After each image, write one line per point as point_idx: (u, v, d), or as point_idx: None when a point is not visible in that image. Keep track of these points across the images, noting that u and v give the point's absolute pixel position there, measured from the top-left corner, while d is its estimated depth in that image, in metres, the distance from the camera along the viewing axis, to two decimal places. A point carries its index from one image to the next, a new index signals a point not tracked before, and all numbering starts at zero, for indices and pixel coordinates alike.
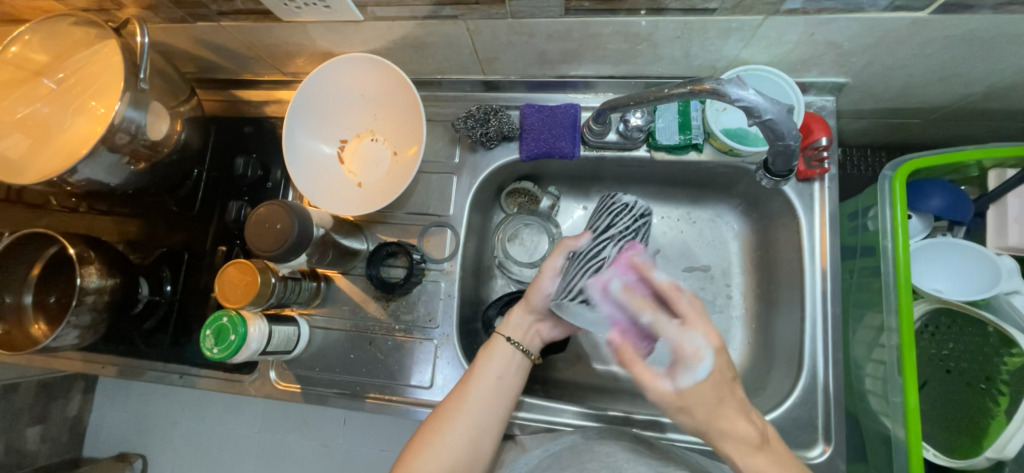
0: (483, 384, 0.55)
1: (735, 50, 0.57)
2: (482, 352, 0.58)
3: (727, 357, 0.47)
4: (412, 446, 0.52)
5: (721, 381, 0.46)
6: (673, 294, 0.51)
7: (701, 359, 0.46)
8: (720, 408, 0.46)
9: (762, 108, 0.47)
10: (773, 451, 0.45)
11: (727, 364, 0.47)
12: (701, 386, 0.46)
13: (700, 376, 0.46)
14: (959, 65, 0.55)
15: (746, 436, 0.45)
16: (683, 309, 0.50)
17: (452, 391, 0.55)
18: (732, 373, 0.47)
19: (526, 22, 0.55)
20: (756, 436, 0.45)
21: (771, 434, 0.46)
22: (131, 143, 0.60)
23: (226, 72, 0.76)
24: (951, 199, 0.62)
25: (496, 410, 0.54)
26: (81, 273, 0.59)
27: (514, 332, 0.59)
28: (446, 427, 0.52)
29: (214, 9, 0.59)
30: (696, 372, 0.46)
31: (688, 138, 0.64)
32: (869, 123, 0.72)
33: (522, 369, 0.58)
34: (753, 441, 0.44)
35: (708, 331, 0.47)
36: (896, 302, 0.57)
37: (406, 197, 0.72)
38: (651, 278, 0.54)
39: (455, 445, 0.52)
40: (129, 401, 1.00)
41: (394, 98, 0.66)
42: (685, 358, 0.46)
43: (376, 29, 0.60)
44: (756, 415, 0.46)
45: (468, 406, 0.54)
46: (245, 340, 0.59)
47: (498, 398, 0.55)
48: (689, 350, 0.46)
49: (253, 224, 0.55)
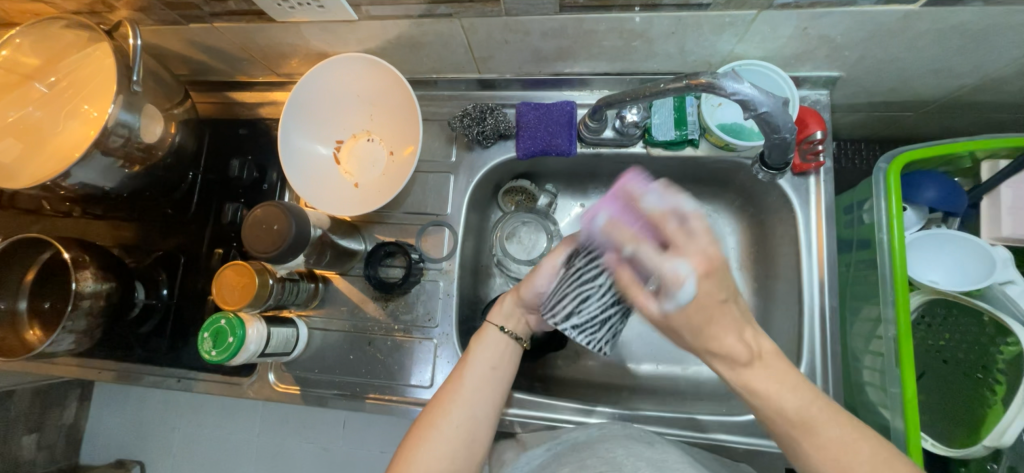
0: (477, 374, 0.55)
1: (729, 45, 0.57)
2: (474, 342, 0.57)
3: (716, 281, 0.41)
4: (409, 441, 0.52)
5: (710, 302, 0.42)
6: (664, 223, 0.43)
7: (683, 284, 0.41)
8: (709, 329, 0.43)
9: (757, 102, 0.47)
10: (764, 366, 0.44)
11: (714, 288, 0.42)
12: (687, 308, 0.42)
13: (686, 300, 0.41)
14: (951, 58, 0.56)
15: (735, 355, 0.44)
16: (671, 235, 0.43)
17: (447, 383, 0.55)
18: (723, 295, 0.43)
19: (520, 19, 0.55)
20: (745, 353, 0.43)
21: (764, 348, 0.45)
22: (125, 146, 0.60)
23: (220, 74, 0.75)
24: (946, 190, 0.62)
25: (491, 399, 0.54)
26: (76, 277, 0.59)
27: (506, 320, 0.58)
28: (441, 420, 0.52)
29: (207, 10, 0.59)
30: (679, 299, 0.41)
31: (683, 133, 0.64)
32: (862, 116, 0.72)
33: (513, 356, 0.58)
34: (742, 361, 0.44)
35: (694, 257, 0.41)
36: (892, 293, 0.57)
37: (403, 196, 0.72)
38: (642, 205, 0.45)
39: (452, 436, 0.51)
40: (126, 407, 1.00)
41: (390, 98, 0.66)
42: (668, 284, 0.42)
43: (370, 28, 0.60)
44: (751, 330, 0.45)
45: (463, 396, 0.53)
46: (244, 342, 0.58)
47: (491, 388, 0.55)
48: (670, 277, 0.41)
49: (250, 224, 0.55)
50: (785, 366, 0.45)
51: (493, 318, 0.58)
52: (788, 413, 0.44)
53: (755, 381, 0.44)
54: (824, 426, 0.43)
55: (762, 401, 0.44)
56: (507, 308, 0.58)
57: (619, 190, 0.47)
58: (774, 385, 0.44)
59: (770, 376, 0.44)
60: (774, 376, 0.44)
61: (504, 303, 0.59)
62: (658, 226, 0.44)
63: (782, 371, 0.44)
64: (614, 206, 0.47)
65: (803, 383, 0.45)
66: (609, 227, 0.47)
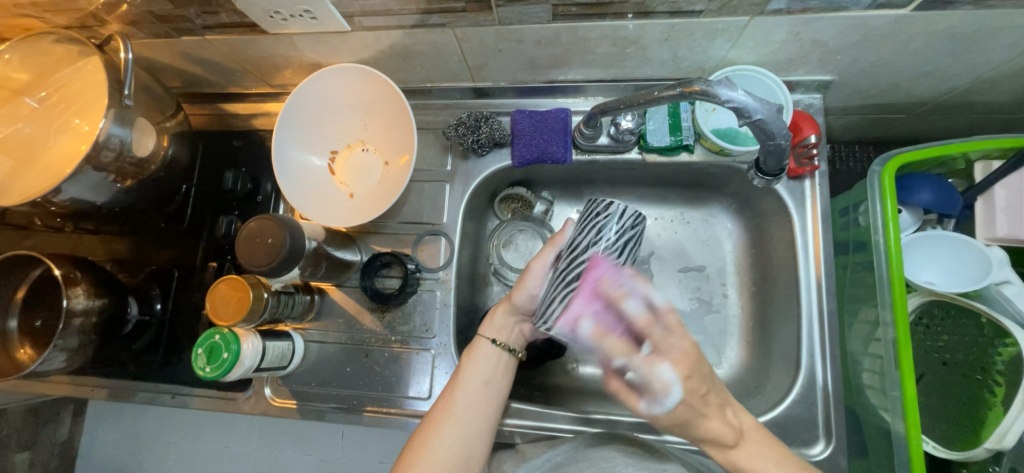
0: (469, 390, 0.54)
1: (722, 51, 0.57)
2: (466, 356, 0.57)
3: (697, 381, 0.47)
4: (403, 462, 0.51)
5: (697, 399, 0.47)
6: (649, 329, 0.48)
7: (670, 392, 0.47)
8: (691, 422, 0.48)
9: (751, 109, 0.47)
10: (749, 444, 0.48)
11: (698, 385, 0.48)
12: (674, 410, 0.47)
13: (672, 406, 0.47)
14: (942, 60, 0.56)
15: (721, 437, 0.48)
16: (658, 339, 0.48)
17: (439, 400, 0.54)
18: (704, 390, 0.48)
19: (513, 28, 0.55)
20: (732, 435, 0.48)
21: (748, 427, 0.49)
22: (117, 160, 0.59)
23: (212, 86, 0.75)
24: (940, 192, 0.62)
25: (484, 415, 0.54)
26: (67, 294, 0.58)
27: (496, 333, 0.58)
28: (434, 438, 0.51)
29: (199, 22, 0.58)
30: (666, 404, 0.47)
31: (678, 139, 0.64)
32: (855, 119, 0.73)
33: (508, 370, 0.58)
34: (729, 442, 0.48)
35: (676, 363, 0.47)
36: (889, 295, 0.57)
37: (399, 206, 0.71)
38: (625, 309, 0.48)
39: (446, 455, 0.51)
40: (121, 422, 0.98)
41: (384, 108, 0.66)
42: (656, 392, 0.47)
43: (363, 39, 0.60)
44: (732, 410, 0.49)
45: (456, 413, 0.53)
46: (238, 357, 0.57)
47: (485, 404, 0.54)
48: (658, 385, 0.47)
49: (243, 238, 0.54)
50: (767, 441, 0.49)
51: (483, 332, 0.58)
52: None
53: (746, 463, 0.48)
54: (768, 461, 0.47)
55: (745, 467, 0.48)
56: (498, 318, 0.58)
57: (596, 283, 0.49)
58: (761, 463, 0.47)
59: (756, 459, 0.47)
60: (758, 455, 0.48)
61: (495, 316, 0.59)
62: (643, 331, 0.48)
63: (766, 444, 0.48)
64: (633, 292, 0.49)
65: (787, 457, 0.48)
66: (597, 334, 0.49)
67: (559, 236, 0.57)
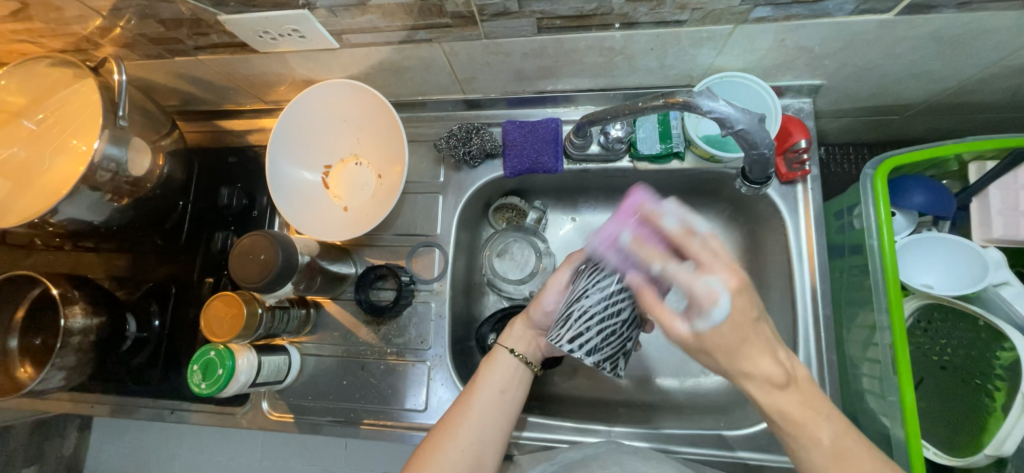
0: (486, 398, 0.54)
1: (709, 58, 0.57)
2: (484, 363, 0.57)
3: (750, 297, 0.42)
4: (416, 461, 0.52)
5: (743, 320, 0.42)
6: (685, 241, 0.46)
7: (717, 301, 0.41)
8: (733, 357, 0.43)
9: (733, 119, 0.47)
10: (800, 389, 0.44)
11: (748, 303, 0.42)
12: (721, 329, 0.41)
13: (719, 320, 0.41)
14: (930, 63, 0.56)
15: (771, 376, 0.43)
16: (696, 253, 0.45)
17: (455, 405, 0.55)
18: (755, 312, 0.43)
19: (500, 42, 0.55)
20: (781, 375, 0.43)
21: (798, 373, 0.44)
22: (113, 180, 0.60)
23: (207, 103, 0.76)
24: (935, 194, 0.62)
25: (499, 425, 0.54)
26: (64, 313, 0.59)
27: (517, 343, 0.58)
28: (447, 442, 0.52)
29: (191, 44, 0.59)
30: (714, 316, 0.41)
31: (669, 146, 0.65)
32: (848, 122, 0.73)
33: (524, 382, 0.57)
34: (779, 381, 0.43)
35: (725, 272, 0.42)
36: (886, 299, 0.57)
37: (393, 218, 0.72)
38: (662, 224, 0.48)
39: (458, 460, 0.51)
40: (126, 436, 0.97)
41: (375, 122, 0.67)
42: (700, 303, 0.42)
43: (353, 55, 0.60)
44: (783, 352, 0.45)
45: (472, 420, 0.53)
46: (234, 373, 0.58)
47: (499, 412, 0.54)
48: (701, 294, 0.42)
49: (236, 255, 0.55)
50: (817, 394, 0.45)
51: (504, 341, 0.58)
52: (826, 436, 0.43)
53: (789, 408, 0.43)
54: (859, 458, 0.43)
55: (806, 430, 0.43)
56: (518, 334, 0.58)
57: (632, 213, 0.52)
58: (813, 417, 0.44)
59: (806, 410, 0.44)
60: (807, 404, 0.44)
61: (513, 327, 0.59)
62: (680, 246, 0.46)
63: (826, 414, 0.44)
64: (632, 227, 0.51)
65: (835, 414, 0.44)
66: (631, 247, 0.49)
67: (579, 254, 0.58)
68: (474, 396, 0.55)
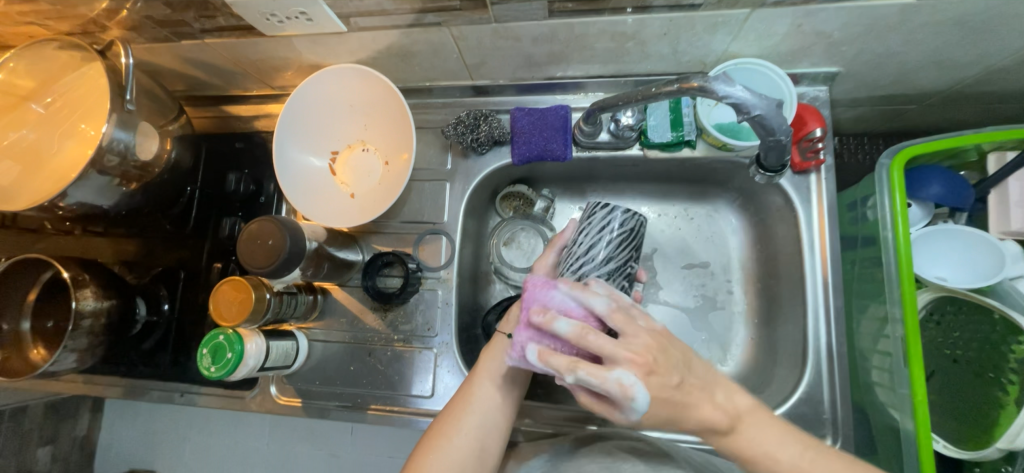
0: (488, 385, 0.54)
1: (724, 44, 0.56)
2: (485, 351, 0.56)
3: (663, 374, 0.41)
4: (420, 453, 0.51)
5: (666, 394, 0.42)
6: (591, 337, 0.42)
7: (634, 395, 0.39)
8: (682, 408, 0.43)
9: (750, 105, 0.46)
10: (748, 426, 0.45)
11: (663, 380, 0.42)
12: (646, 413, 0.40)
13: (644, 407, 0.40)
14: (952, 50, 0.54)
15: (715, 423, 0.44)
16: (600, 347, 0.41)
17: (459, 392, 0.55)
18: (677, 376, 0.43)
19: (510, 26, 0.54)
20: (724, 420, 0.44)
21: (742, 408, 0.45)
22: (121, 164, 0.60)
23: (214, 88, 0.75)
24: (952, 185, 0.61)
25: (501, 410, 0.54)
26: (76, 296, 0.59)
27: (516, 329, 0.56)
28: (452, 430, 0.52)
29: (198, 27, 0.59)
30: (637, 407, 0.40)
31: (680, 135, 0.64)
32: (863, 111, 0.71)
33: (526, 367, 0.57)
34: (724, 428, 0.44)
35: (631, 360, 0.41)
36: (899, 291, 0.56)
37: (400, 205, 0.72)
38: (553, 330, 0.42)
39: (462, 447, 0.51)
40: (138, 418, 0.99)
41: (382, 108, 0.66)
42: (618, 398, 0.40)
43: (361, 39, 0.59)
44: (723, 391, 0.45)
45: (475, 406, 0.53)
46: (242, 357, 0.58)
47: (502, 399, 0.54)
48: (615, 390, 0.39)
49: (244, 240, 0.55)
50: (764, 414, 0.46)
51: (504, 328, 0.57)
52: (783, 466, 0.44)
53: (744, 446, 0.44)
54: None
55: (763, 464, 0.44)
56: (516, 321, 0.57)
57: (534, 303, 0.47)
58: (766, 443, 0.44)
59: (757, 434, 0.44)
60: (758, 438, 0.44)
61: (511, 312, 0.57)
62: (582, 340, 0.42)
63: (775, 429, 0.45)
64: (530, 334, 0.45)
65: (789, 435, 0.45)
66: (545, 354, 0.42)
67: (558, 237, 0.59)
68: (476, 383, 0.55)
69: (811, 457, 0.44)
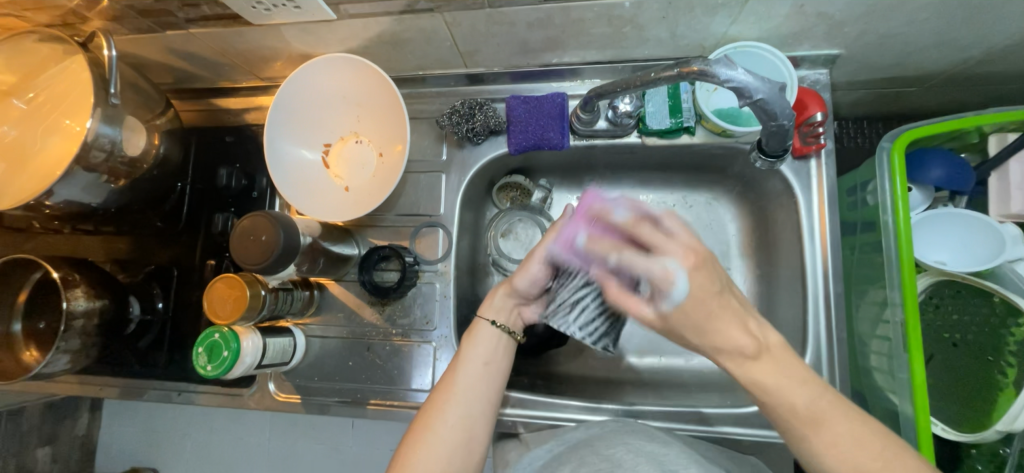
0: (471, 372, 0.54)
1: (723, 27, 0.55)
2: (465, 339, 0.56)
3: (707, 272, 0.42)
4: (407, 444, 0.51)
5: (705, 296, 0.43)
6: (635, 229, 0.47)
7: (673, 282, 0.42)
8: (708, 326, 0.44)
9: (751, 89, 0.45)
10: (772, 356, 0.45)
11: (706, 279, 0.42)
12: (682, 308, 0.43)
13: (680, 299, 0.42)
14: (954, 30, 0.53)
15: (743, 347, 0.44)
16: (649, 240, 0.45)
17: (441, 382, 0.54)
18: (718, 285, 0.43)
19: (504, 11, 0.53)
20: (751, 345, 0.44)
21: (771, 340, 0.45)
22: (108, 160, 0.59)
23: (202, 81, 0.74)
24: (952, 169, 0.60)
25: (486, 397, 0.53)
26: (67, 296, 0.58)
27: (498, 315, 0.57)
28: (436, 420, 0.51)
29: (181, 16, 0.57)
30: (673, 297, 0.42)
31: (679, 121, 0.63)
32: (863, 94, 0.70)
33: (508, 351, 0.57)
34: (750, 352, 0.44)
35: (680, 254, 0.43)
36: (899, 276, 0.56)
37: (395, 198, 0.70)
38: (610, 219, 0.50)
39: (449, 437, 0.51)
40: (137, 416, 0.98)
41: (375, 98, 0.65)
42: (659, 284, 0.43)
43: (351, 27, 0.58)
44: (756, 322, 0.45)
45: (459, 396, 0.53)
46: (239, 355, 0.58)
47: (486, 386, 0.54)
48: (659, 277, 0.42)
49: (237, 236, 0.54)
50: (790, 359, 0.45)
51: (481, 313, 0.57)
52: (799, 409, 0.44)
53: (761, 376, 0.44)
54: (833, 422, 0.43)
55: (784, 401, 0.44)
56: (499, 304, 0.57)
57: (586, 211, 0.54)
58: (787, 380, 0.44)
59: (780, 370, 0.44)
60: (779, 371, 0.44)
61: (494, 298, 0.57)
62: (633, 232, 0.47)
63: (795, 367, 0.45)
64: (585, 227, 0.53)
65: (812, 379, 0.45)
66: (589, 245, 0.51)
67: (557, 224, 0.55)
68: (455, 375, 0.54)
69: (826, 404, 0.44)
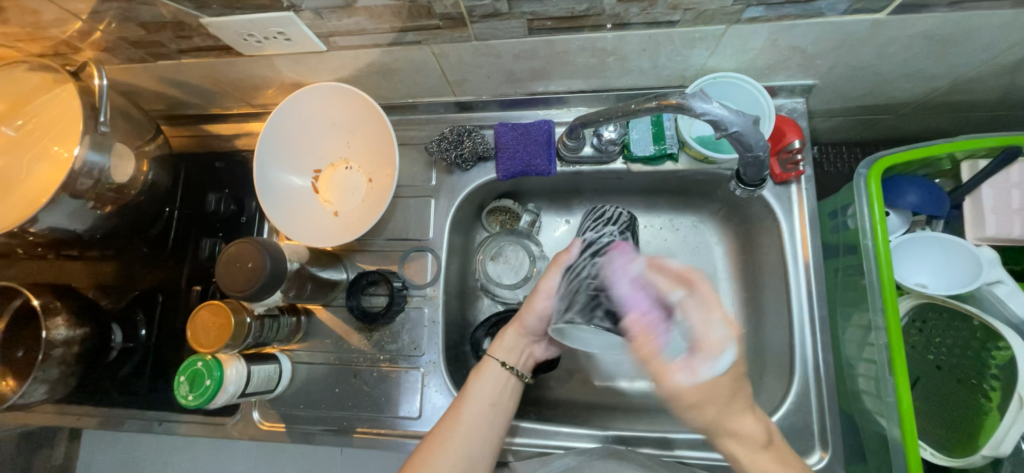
0: (475, 411, 0.54)
1: (702, 59, 0.57)
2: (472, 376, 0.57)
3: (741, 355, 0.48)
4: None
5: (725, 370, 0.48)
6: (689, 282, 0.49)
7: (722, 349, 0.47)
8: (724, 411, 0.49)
9: (728, 121, 0.47)
10: (777, 445, 0.50)
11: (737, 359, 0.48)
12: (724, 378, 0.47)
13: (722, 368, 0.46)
14: (921, 62, 0.56)
15: (755, 435, 0.49)
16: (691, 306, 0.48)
17: (444, 419, 0.54)
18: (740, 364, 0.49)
19: (490, 43, 0.55)
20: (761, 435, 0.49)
21: (769, 430, 0.50)
22: (95, 187, 0.59)
23: (193, 107, 0.74)
24: (927, 194, 0.62)
25: (487, 438, 0.53)
26: (46, 325, 0.58)
27: (508, 355, 0.58)
28: (435, 458, 0.51)
29: (173, 47, 0.58)
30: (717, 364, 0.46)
31: (662, 148, 0.64)
32: (840, 121, 0.72)
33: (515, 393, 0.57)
34: (755, 441, 0.49)
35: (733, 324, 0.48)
36: (881, 299, 0.56)
37: (384, 222, 0.71)
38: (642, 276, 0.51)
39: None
40: (116, 447, 0.95)
41: (364, 125, 0.66)
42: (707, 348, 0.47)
43: (342, 58, 0.59)
44: (752, 417, 0.49)
45: (461, 434, 0.52)
46: (222, 383, 0.57)
47: (489, 425, 0.54)
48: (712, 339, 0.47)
49: (223, 262, 0.53)
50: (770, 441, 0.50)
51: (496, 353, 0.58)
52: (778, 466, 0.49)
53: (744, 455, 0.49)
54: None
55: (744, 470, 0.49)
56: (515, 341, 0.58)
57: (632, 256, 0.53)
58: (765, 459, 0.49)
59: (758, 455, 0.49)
60: (758, 439, 0.49)
61: (506, 337, 0.58)
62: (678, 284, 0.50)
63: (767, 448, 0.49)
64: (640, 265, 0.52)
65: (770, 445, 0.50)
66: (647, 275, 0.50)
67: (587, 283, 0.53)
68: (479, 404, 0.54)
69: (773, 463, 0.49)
